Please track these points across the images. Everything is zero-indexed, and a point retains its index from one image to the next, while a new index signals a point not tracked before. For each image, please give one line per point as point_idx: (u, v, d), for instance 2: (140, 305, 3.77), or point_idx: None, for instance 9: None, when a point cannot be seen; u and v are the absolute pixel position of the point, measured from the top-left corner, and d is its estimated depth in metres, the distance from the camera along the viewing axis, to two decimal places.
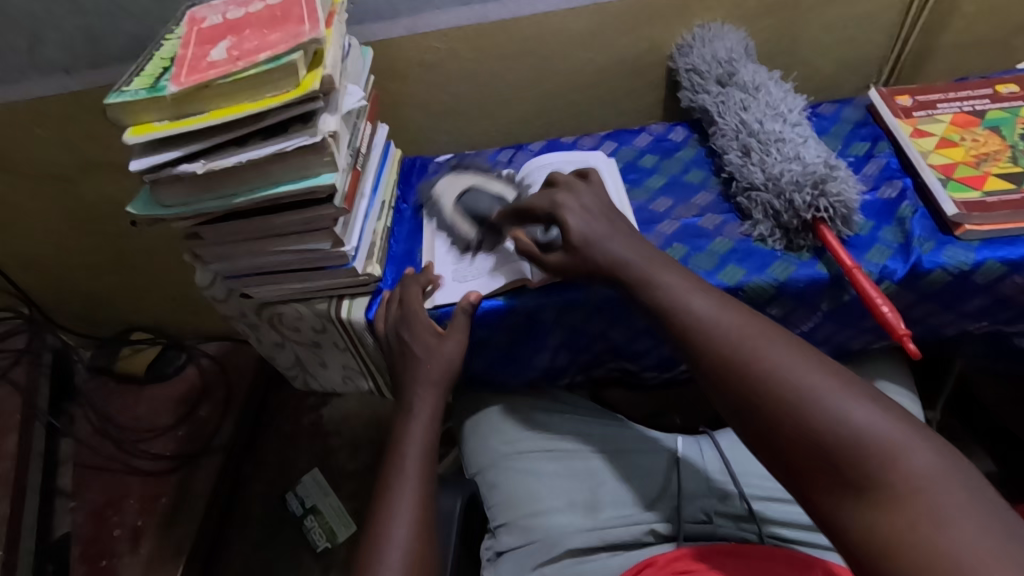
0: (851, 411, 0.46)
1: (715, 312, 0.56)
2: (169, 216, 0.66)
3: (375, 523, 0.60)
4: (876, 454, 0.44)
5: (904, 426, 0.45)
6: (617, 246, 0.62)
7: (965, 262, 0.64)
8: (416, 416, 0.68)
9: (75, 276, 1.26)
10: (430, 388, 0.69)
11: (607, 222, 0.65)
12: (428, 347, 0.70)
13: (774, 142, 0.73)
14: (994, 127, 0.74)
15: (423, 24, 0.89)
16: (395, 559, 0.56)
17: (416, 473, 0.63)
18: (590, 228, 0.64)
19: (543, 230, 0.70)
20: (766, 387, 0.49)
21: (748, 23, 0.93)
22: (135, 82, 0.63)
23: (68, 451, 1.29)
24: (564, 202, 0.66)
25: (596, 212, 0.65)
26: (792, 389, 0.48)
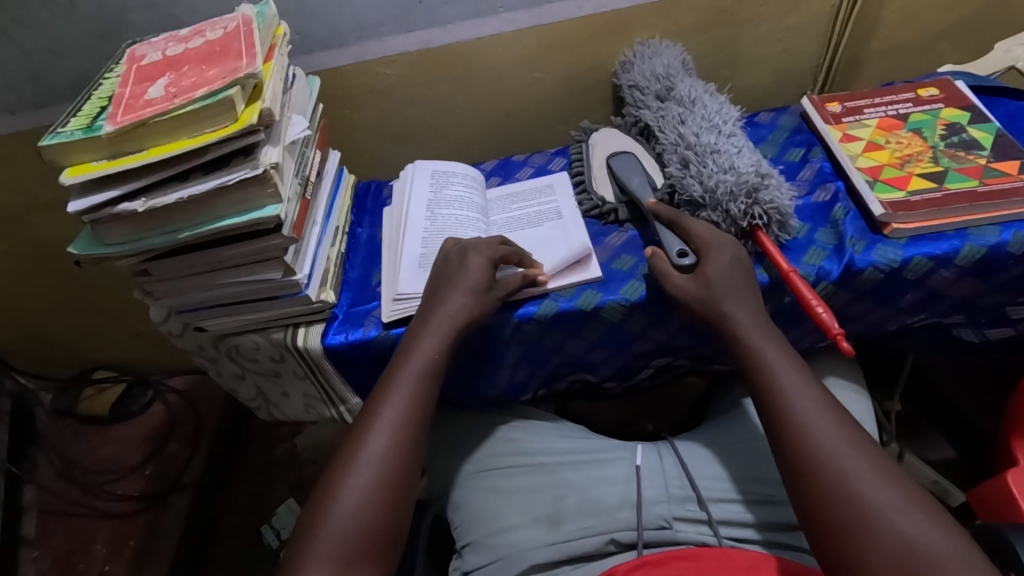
0: (908, 520, 0.49)
1: (795, 382, 0.59)
2: (112, 254, 0.65)
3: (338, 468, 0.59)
4: (921, 558, 0.47)
5: (951, 539, 0.48)
6: (734, 302, 0.64)
7: (894, 259, 0.67)
8: (434, 325, 0.66)
9: (31, 317, 1.23)
10: (455, 313, 0.66)
11: (737, 273, 0.66)
12: (467, 268, 0.69)
13: (710, 154, 0.75)
14: (916, 129, 0.78)
15: (370, 51, 0.90)
16: (356, 485, 0.57)
17: (397, 432, 0.61)
18: (716, 273, 0.65)
19: (679, 250, 0.69)
20: (835, 474, 0.53)
21: (686, 38, 0.96)
22: (72, 122, 0.63)
23: (31, 498, 1.26)
24: (720, 245, 0.67)
25: (737, 266, 0.66)
26: (857, 483, 0.52)
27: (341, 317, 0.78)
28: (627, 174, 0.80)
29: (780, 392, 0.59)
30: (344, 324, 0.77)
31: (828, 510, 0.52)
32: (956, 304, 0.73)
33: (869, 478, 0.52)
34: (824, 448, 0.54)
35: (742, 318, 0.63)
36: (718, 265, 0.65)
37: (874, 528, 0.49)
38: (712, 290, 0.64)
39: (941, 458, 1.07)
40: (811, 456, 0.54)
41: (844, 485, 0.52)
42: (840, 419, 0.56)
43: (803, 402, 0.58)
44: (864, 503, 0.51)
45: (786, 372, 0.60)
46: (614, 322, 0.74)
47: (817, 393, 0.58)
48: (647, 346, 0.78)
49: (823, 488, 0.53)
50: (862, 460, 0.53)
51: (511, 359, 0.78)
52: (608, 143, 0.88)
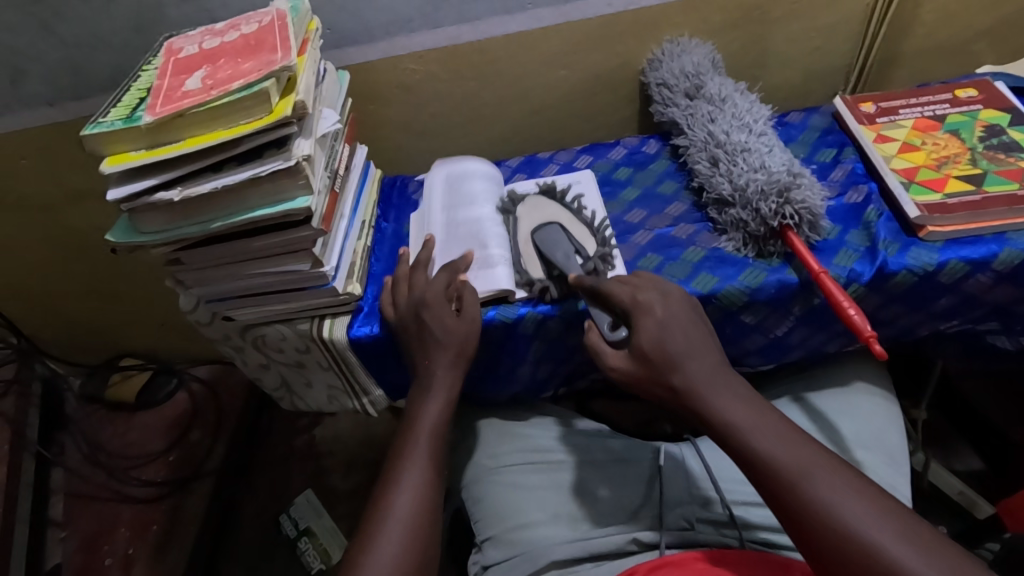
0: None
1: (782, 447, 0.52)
2: (147, 242, 0.67)
3: (380, 498, 0.60)
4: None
5: None
6: (680, 352, 0.56)
7: (929, 263, 0.66)
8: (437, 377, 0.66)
9: (63, 305, 1.26)
10: (449, 365, 0.66)
11: (679, 329, 0.57)
12: (446, 325, 0.67)
13: (741, 153, 0.75)
14: (954, 131, 0.76)
15: (399, 47, 0.90)
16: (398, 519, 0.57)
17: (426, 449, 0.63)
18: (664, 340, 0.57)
19: (610, 325, 0.63)
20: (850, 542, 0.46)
21: (716, 36, 0.95)
22: (112, 112, 0.64)
23: (59, 481, 1.29)
24: (649, 305, 0.59)
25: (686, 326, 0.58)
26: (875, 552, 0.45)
27: (367, 309, 0.79)
28: (551, 250, 0.71)
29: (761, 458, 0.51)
30: (370, 316, 0.78)
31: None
32: (992, 310, 0.72)
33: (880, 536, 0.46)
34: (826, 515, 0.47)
35: (704, 375, 0.55)
36: (656, 327, 0.57)
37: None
38: (656, 364, 0.56)
39: (968, 468, 1.04)
40: (815, 530, 0.48)
41: (862, 555, 0.46)
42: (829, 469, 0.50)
43: (789, 459, 0.50)
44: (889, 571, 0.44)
45: (761, 428, 0.52)
46: None
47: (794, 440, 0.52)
48: None
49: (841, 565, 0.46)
50: (869, 518, 0.47)
51: (533, 355, 0.78)
52: (533, 214, 0.79)
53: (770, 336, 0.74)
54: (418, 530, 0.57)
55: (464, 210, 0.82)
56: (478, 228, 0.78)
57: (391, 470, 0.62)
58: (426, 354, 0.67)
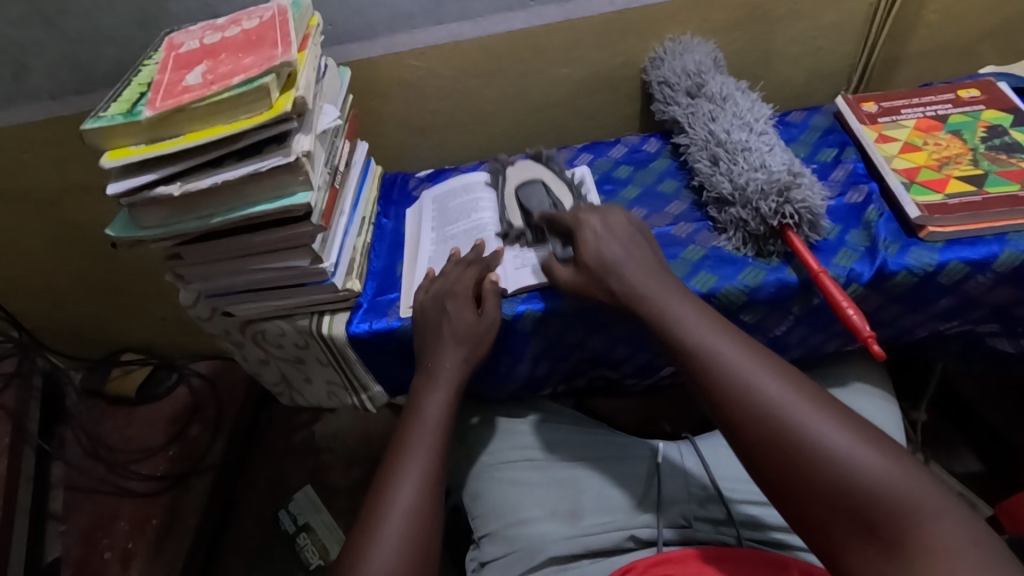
0: (876, 464, 0.44)
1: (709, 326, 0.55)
2: (147, 237, 0.67)
3: (381, 490, 0.59)
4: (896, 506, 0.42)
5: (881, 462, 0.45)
6: (621, 271, 0.62)
7: (929, 263, 0.65)
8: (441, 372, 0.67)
9: (64, 299, 1.26)
10: (459, 361, 0.68)
11: (617, 239, 0.64)
12: (467, 320, 0.69)
13: (741, 152, 0.75)
14: (956, 131, 0.76)
15: (400, 43, 0.90)
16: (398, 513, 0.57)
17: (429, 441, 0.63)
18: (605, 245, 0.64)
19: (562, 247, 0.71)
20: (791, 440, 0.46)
21: (718, 35, 0.95)
22: (113, 107, 0.64)
23: (59, 474, 1.29)
24: (588, 222, 0.66)
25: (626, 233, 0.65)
26: (815, 443, 0.46)
27: (365, 306, 0.78)
28: (529, 201, 0.79)
29: (706, 363, 0.52)
30: (368, 313, 0.78)
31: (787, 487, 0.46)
32: (993, 311, 0.71)
33: (825, 432, 0.46)
34: (769, 413, 0.48)
35: (654, 292, 0.59)
36: (597, 245, 0.64)
37: (840, 491, 0.44)
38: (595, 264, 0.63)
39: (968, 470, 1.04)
40: (755, 429, 0.48)
41: (801, 448, 0.46)
42: (774, 371, 0.51)
43: (738, 365, 0.51)
44: (832, 461, 0.44)
45: (709, 335, 0.54)
46: None
47: (746, 349, 0.53)
48: None
49: (780, 464, 0.46)
50: (813, 416, 0.47)
51: (532, 353, 0.78)
52: (521, 172, 0.84)
53: (769, 335, 0.73)
54: (417, 524, 0.56)
55: (456, 224, 0.83)
56: (467, 242, 0.79)
57: (391, 466, 0.61)
58: (438, 348, 0.68)
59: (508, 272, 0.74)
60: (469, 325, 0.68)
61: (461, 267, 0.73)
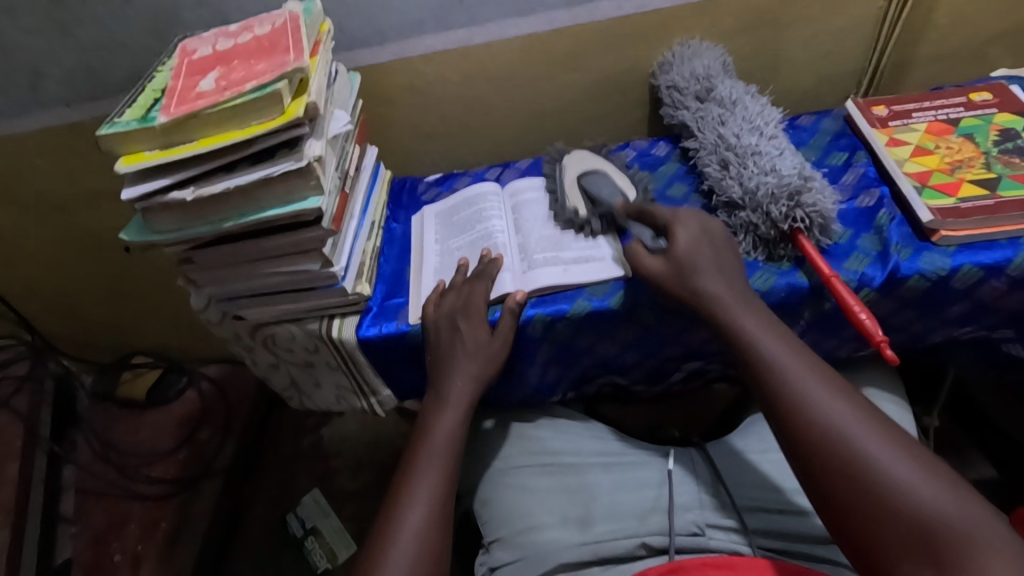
0: (957, 510, 0.45)
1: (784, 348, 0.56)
2: (161, 241, 0.68)
3: (395, 501, 0.60)
4: (964, 543, 0.43)
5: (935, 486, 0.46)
6: (702, 275, 0.62)
7: (942, 267, 0.65)
8: (453, 392, 0.68)
9: (77, 303, 1.28)
10: (468, 379, 0.68)
11: (709, 249, 0.64)
12: (479, 339, 0.69)
13: (751, 155, 0.75)
14: (968, 135, 0.75)
15: (409, 49, 0.91)
16: (411, 520, 0.57)
17: (441, 456, 0.63)
18: (696, 250, 0.64)
19: (652, 236, 0.70)
20: (868, 471, 0.48)
21: (727, 39, 0.95)
22: (128, 113, 0.65)
23: (70, 477, 1.30)
24: (685, 222, 0.66)
25: (708, 238, 0.65)
26: (893, 482, 0.47)
27: (375, 310, 0.79)
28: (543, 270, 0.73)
29: (782, 384, 0.54)
30: (378, 317, 0.78)
31: (856, 514, 0.47)
32: (1007, 316, 0.71)
33: (930, 499, 0.45)
34: (848, 442, 0.49)
35: (732, 305, 0.61)
36: (693, 243, 0.64)
37: (908, 521, 0.45)
38: (683, 269, 0.63)
39: (981, 477, 1.03)
40: (835, 455, 0.49)
41: (842, 441, 0.49)
42: (851, 402, 0.52)
43: (817, 391, 0.53)
44: (907, 494, 0.46)
45: (783, 353, 0.56)
46: (649, 323, 0.73)
47: (821, 372, 0.54)
48: (680, 350, 0.78)
49: (853, 492, 0.48)
50: (881, 442, 0.49)
51: (541, 358, 0.78)
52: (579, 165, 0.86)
53: None
54: (427, 533, 0.57)
55: (459, 237, 0.83)
56: (473, 253, 0.79)
57: (402, 476, 0.62)
58: (451, 364, 0.69)
59: (517, 276, 0.75)
60: (478, 341, 0.69)
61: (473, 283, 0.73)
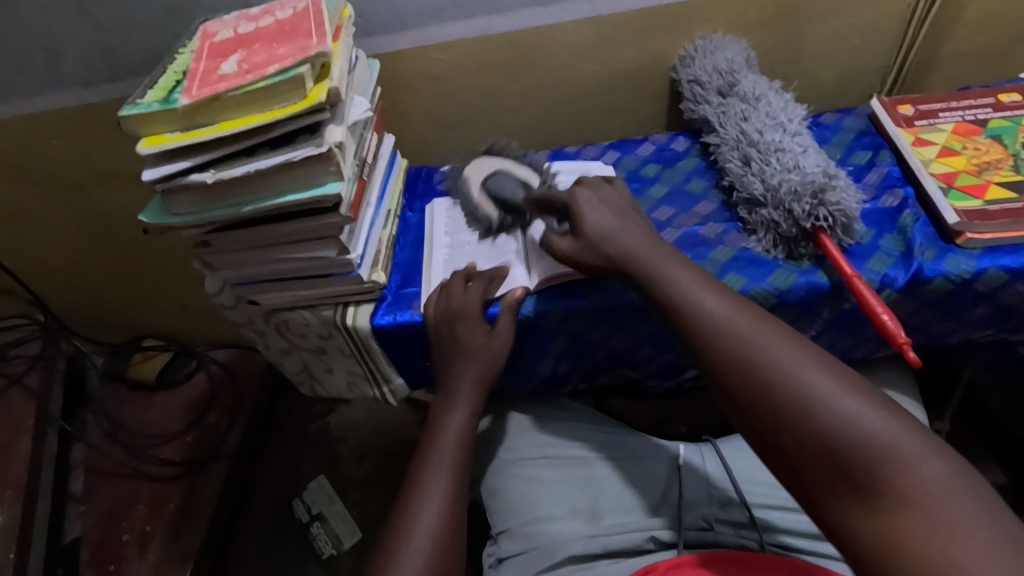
0: (874, 421, 0.43)
1: (702, 295, 0.55)
2: (179, 223, 0.68)
3: (409, 499, 0.60)
4: (886, 457, 0.42)
5: (853, 397, 0.45)
6: (618, 238, 0.62)
7: (966, 270, 0.64)
8: (460, 392, 0.67)
9: (90, 284, 1.28)
10: (474, 380, 0.68)
11: (615, 216, 0.64)
12: (478, 341, 0.68)
13: (774, 152, 0.74)
14: (996, 136, 0.74)
15: (429, 37, 0.90)
16: (425, 518, 0.58)
17: (451, 452, 0.64)
18: (602, 221, 0.64)
19: (557, 222, 0.71)
20: (787, 396, 0.46)
21: (750, 34, 0.93)
22: (150, 94, 0.65)
23: (80, 456, 1.31)
24: (584, 197, 0.66)
25: (615, 208, 0.65)
26: (813, 404, 0.45)
27: (390, 298, 0.79)
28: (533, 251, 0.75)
29: (702, 326, 0.53)
30: (393, 305, 0.78)
31: (781, 443, 0.46)
32: None
33: (861, 417, 0.44)
34: (768, 373, 0.48)
35: (652, 255, 0.60)
36: (602, 216, 0.64)
37: (827, 441, 0.44)
38: (592, 239, 0.63)
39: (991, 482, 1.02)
40: (756, 388, 0.48)
41: (761, 375, 0.48)
42: (771, 330, 0.51)
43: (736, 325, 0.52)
44: (826, 413, 0.44)
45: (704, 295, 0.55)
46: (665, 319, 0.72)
47: (739, 307, 0.53)
48: None
49: (775, 422, 0.46)
50: (800, 365, 0.48)
51: (555, 350, 0.77)
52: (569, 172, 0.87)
53: None
54: (442, 529, 0.57)
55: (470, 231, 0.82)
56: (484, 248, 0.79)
57: (413, 474, 0.62)
58: (454, 368, 0.68)
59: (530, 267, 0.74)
60: (479, 343, 0.68)
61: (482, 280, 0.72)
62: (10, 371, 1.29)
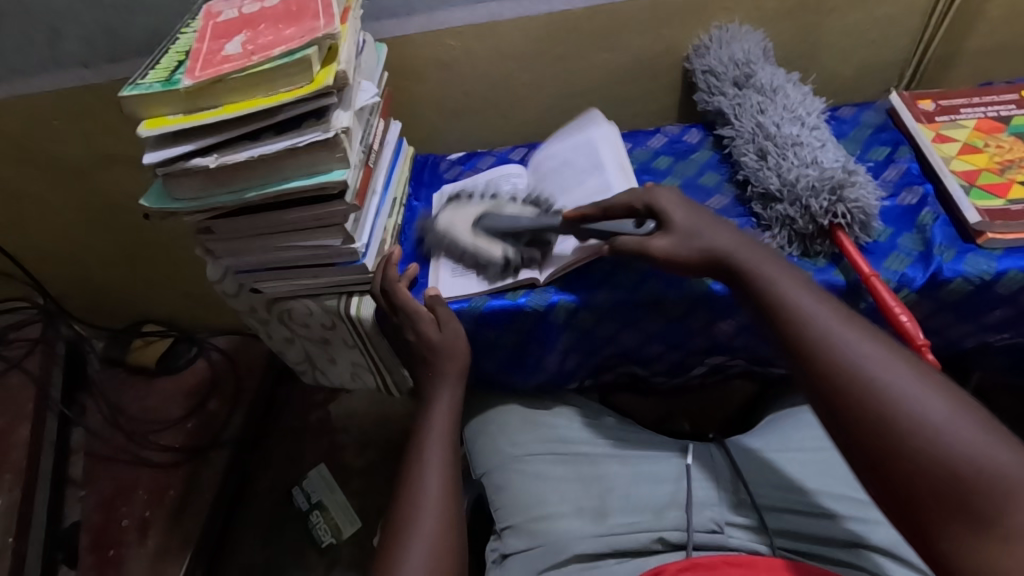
0: (988, 449, 0.42)
1: (809, 302, 0.54)
2: (181, 209, 0.66)
3: (407, 501, 0.61)
4: (1006, 489, 0.40)
5: (973, 425, 0.43)
6: (711, 237, 0.61)
7: (987, 271, 0.63)
8: (439, 391, 0.69)
9: (91, 268, 1.27)
10: (449, 380, 0.69)
11: (705, 215, 0.63)
12: (432, 341, 0.69)
13: (791, 146, 0.72)
14: (1019, 134, 0.72)
15: (438, 21, 0.88)
16: (427, 518, 0.59)
17: (438, 448, 0.65)
18: (692, 222, 0.62)
19: (635, 224, 0.67)
20: (900, 416, 0.45)
21: (767, 25, 0.91)
22: (151, 75, 0.63)
23: (80, 441, 1.30)
24: (663, 198, 0.64)
25: (695, 207, 0.64)
26: (928, 426, 0.44)
27: None
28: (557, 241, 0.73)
29: (807, 334, 0.52)
30: None
31: (882, 456, 0.45)
32: None
33: (980, 445, 0.42)
34: (872, 385, 0.47)
35: (749, 255, 0.59)
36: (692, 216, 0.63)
37: (935, 463, 0.42)
38: (686, 238, 0.61)
39: None
40: (859, 399, 0.47)
41: (869, 390, 0.47)
42: (878, 345, 0.49)
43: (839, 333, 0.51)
44: (940, 435, 0.43)
45: (803, 300, 0.54)
46: (676, 315, 0.71)
47: (847, 319, 0.52)
48: (704, 343, 0.76)
49: (875, 434, 0.45)
50: (910, 382, 0.46)
51: (562, 345, 0.76)
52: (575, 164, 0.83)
53: None
54: (443, 526, 0.58)
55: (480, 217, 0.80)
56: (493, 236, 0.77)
57: (406, 475, 0.63)
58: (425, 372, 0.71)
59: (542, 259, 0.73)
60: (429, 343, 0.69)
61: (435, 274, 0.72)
62: (10, 355, 1.28)
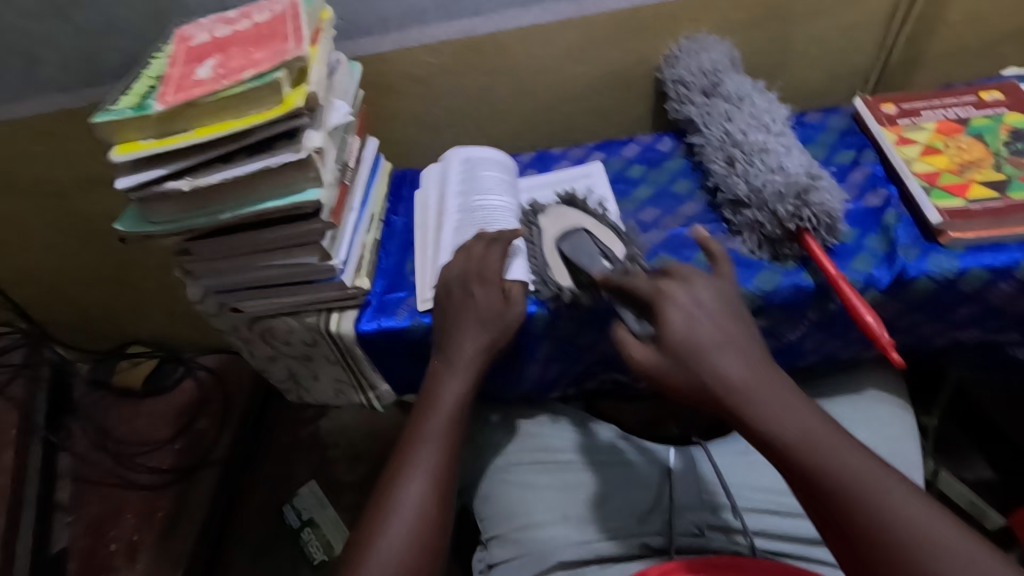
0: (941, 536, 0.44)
1: (773, 393, 0.50)
2: (156, 232, 0.67)
3: (400, 466, 0.60)
4: None
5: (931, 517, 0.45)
6: (707, 350, 0.51)
7: (949, 270, 0.64)
8: (459, 352, 0.66)
9: (74, 292, 1.27)
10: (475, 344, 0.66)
11: (706, 324, 0.53)
12: (493, 304, 0.67)
13: (758, 153, 0.74)
14: (978, 135, 0.74)
15: (412, 38, 0.89)
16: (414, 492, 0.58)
17: (443, 422, 0.63)
18: (693, 330, 0.52)
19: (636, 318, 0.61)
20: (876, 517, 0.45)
21: (734, 34, 0.93)
22: (123, 100, 0.64)
23: (66, 466, 1.29)
24: (672, 293, 0.55)
25: (710, 310, 0.54)
26: (900, 525, 0.45)
27: (374, 304, 0.78)
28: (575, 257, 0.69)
29: (781, 431, 0.49)
30: (377, 311, 0.77)
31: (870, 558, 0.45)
32: (1013, 319, 0.70)
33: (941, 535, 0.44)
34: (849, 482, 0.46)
35: (724, 362, 0.51)
36: (690, 327, 0.53)
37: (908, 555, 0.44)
38: (682, 359, 0.52)
39: (979, 478, 1.03)
40: (834, 494, 0.46)
41: (840, 483, 0.47)
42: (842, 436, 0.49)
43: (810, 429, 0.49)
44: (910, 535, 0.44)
45: (773, 401, 0.50)
46: None
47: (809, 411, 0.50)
48: None
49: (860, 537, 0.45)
50: (875, 474, 0.47)
51: (542, 354, 0.77)
52: (557, 223, 0.75)
53: (783, 340, 0.72)
54: (428, 505, 0.58)
55: (483, 195, 0.82)
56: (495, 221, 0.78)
57: (405, 444, 0.62)
58: (458, 330, 0.67)
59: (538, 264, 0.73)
60: (493, 309, 0.67)
61: (483, 243, 0.72)
62: None
